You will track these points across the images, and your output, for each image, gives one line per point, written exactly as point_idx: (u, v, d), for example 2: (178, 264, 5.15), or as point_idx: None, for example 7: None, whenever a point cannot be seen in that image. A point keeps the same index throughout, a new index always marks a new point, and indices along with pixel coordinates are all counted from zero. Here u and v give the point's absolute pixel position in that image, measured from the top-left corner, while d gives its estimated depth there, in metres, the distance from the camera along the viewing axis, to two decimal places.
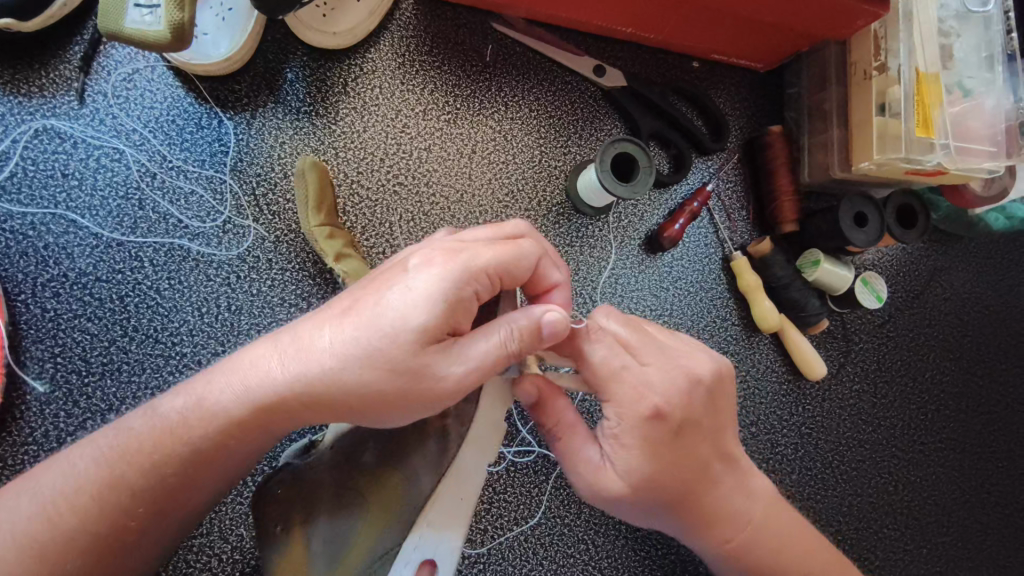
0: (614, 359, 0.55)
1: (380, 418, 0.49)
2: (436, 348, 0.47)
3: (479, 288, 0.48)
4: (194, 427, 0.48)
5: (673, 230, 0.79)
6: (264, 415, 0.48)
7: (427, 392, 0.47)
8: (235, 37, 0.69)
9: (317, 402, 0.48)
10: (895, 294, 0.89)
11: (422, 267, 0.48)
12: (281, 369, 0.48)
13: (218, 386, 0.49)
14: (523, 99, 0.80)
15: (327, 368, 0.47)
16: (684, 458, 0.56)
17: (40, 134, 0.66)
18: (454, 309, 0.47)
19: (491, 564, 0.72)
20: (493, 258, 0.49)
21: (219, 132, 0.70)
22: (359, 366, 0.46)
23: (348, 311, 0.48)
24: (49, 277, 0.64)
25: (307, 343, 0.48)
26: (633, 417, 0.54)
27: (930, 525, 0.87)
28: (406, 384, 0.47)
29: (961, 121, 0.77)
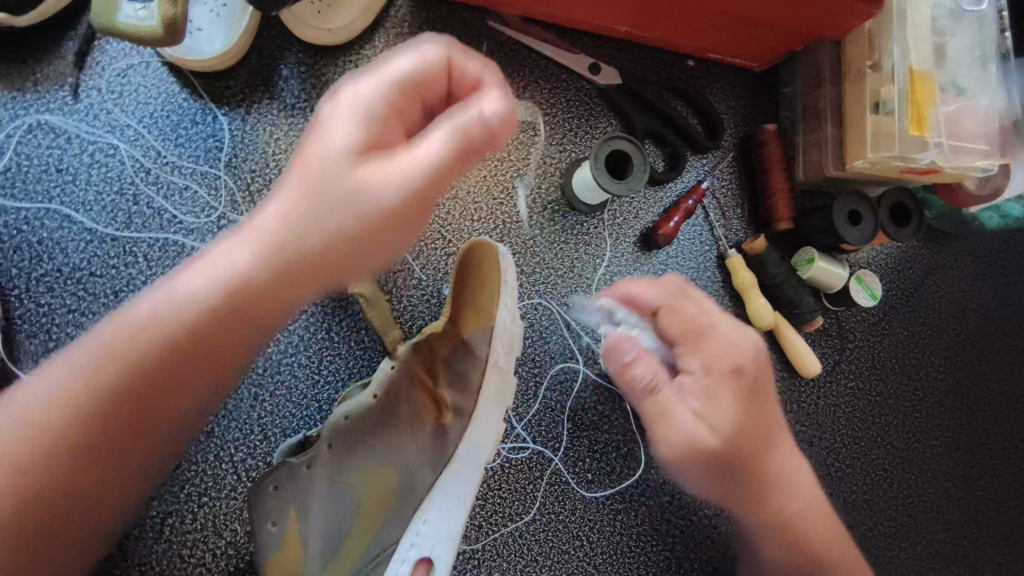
0: (704, 319, 0.64)
1: (343, 257, 0.47)
2: (380, 159, 0.47)
3: (396, 99, 0.48)
4: (147, 332, 0.46)
5: (668, 227, 0.79)
6: (228, 310, 0.46)
7: (381, 212, 0.47)
8: (229, 33, 0.69)
9: (284, 268, 0.46)
10: (890, 292, 0.90)
11: (334, 97, 0.48)
12: (241, 246, 0.46)
13: (165, 296, 0.46)
14: (518, 96, 0.80)
15: (284, 231, 0.46)
16: (761, 414, 0.64)
17: (35, 129, 0.66)
18: (383, 117, 0.47)
19: (485, 560, 0.72)
20: (404, 69, 0.48)
21: (214, 127, 0.70)
22: (313, 212, 0.46)
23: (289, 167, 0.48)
24: (42, 272, 0.64)
25: (261, 211, 0.48)
26: (720, 370, 0.62)
27: (926, 522, 0.87)
28: (351, 210, 0.46)
29: (955, 120, 0.77)
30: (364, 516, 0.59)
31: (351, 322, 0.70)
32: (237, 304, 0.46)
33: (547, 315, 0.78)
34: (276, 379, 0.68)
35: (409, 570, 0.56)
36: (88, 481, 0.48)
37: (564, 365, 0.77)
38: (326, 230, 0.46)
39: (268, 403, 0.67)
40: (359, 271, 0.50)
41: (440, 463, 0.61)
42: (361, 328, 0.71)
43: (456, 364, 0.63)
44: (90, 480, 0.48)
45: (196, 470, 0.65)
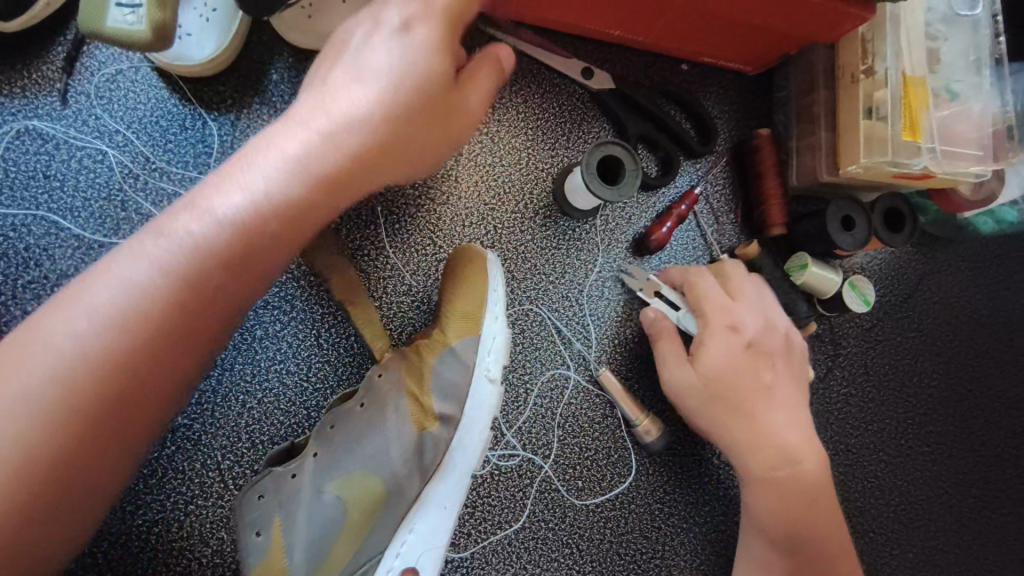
0: (713, 289, 0.74)
1: (401, 160, 0.54)
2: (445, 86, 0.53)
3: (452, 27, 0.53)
4: (210, 216, 0.47)
5: (660, 233, 0.79)
6: (297, 193, 0.49)
7: (439, 86, 0.52)
8: (220, 38, 0.68)
9: (359, 167, 0.51)
10: (884, 298, 0.89)
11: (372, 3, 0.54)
12: (310, 149, 0.50)
13: (219, 185, 0.49)
14: (510, 101, 0.80)
15: (347, 122, 0.51)
16: (754, 371, 0.71)
17: (22, 135, 0.66)
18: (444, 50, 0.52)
19: (474, 568, 0.71)
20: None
21: (203, 133, 0.70)
22: (371, 80, 0.51)
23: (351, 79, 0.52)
24: (29, 279, 0.64)
25: (321, 112, 0.51)
26: (719, 328, 0.72)
27: (917, 530, 0.87)
28: (412, 57, 0.51)
29: (949, 124, 0.77)
30: (349, 529, 0.59)
31: (341, 328, 0.70)
32: (296, 203, 0.49)
33: (538, 322, 0.78)
34: (266, 386, 0.68)
35: None
36: (140, 406, 0.46)
37: (554, 372, 0.77)
38: (384, 62, 0.51)
39: (257, 410, 0.67)
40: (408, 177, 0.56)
41: (427, 474, 0.61)
42: (350, 334, 0.70)
43: (444, 372, 0.62)
44: (114, 444, 0.46)
45: (184, 478, 0.65)
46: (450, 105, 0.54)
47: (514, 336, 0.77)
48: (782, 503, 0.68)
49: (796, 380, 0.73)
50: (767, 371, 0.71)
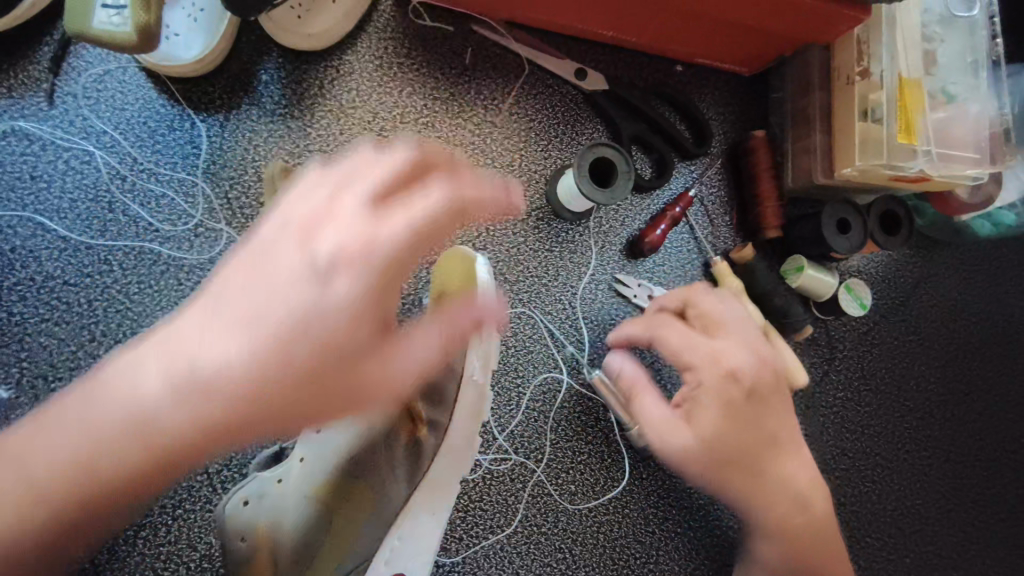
0: (689, 338, 0.69)
1: (295, 402, 0.42)
2: (367, 350, 0.43)
3: (393, 249, 0.42)
4: (119, 416, 0.41)
5: (653, 236, 0.79)
6: (169, 435, 0.40)
7: (343, 351, 0.42)
8: (207, 39, 0.68)
9: (224, 428, 0.41)
10: (880, 301, 0.89)
11: (331, 191, 0.43)
12: (170, 392, 0.40)
13: (135, 365, 0.42)
14: (502, 102, 0.79)
15: (229, 368, 0.40)
16: (759, 421, 0.67)
17: (8, 135, 0.65)
18: (382, 297, 0.43)
19: (465, 573, 0.71)
20: (421, 216, 0.43)
21: (192, 134, 0.69)
22: (280, 316, 0.41)
23: (245, 316, 0.41)
24: (15, 281, 0.64)
25: (200, 343, 0.41)
26: (713, 380, 0.66)
27: (914, 534, 0.86)
28: (325, 317, 0.41)
29: (945, 127, 0.76)
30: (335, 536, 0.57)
31: None
32: (154, 444, 0.41)
33: (530, 325, 0.77)
34: None
35: None
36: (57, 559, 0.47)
37: (547, 375, 0.77)
38: (299, 304, 0.41)
39: None
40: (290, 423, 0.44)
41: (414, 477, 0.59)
42: None
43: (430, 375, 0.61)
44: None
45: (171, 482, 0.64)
46: (350, 371, 0.42)
47: (506, 339, 0.76)
48: (779, 512, 0.70)
49: (784, 406, 0.70)
50: (772, 420, 0.68)
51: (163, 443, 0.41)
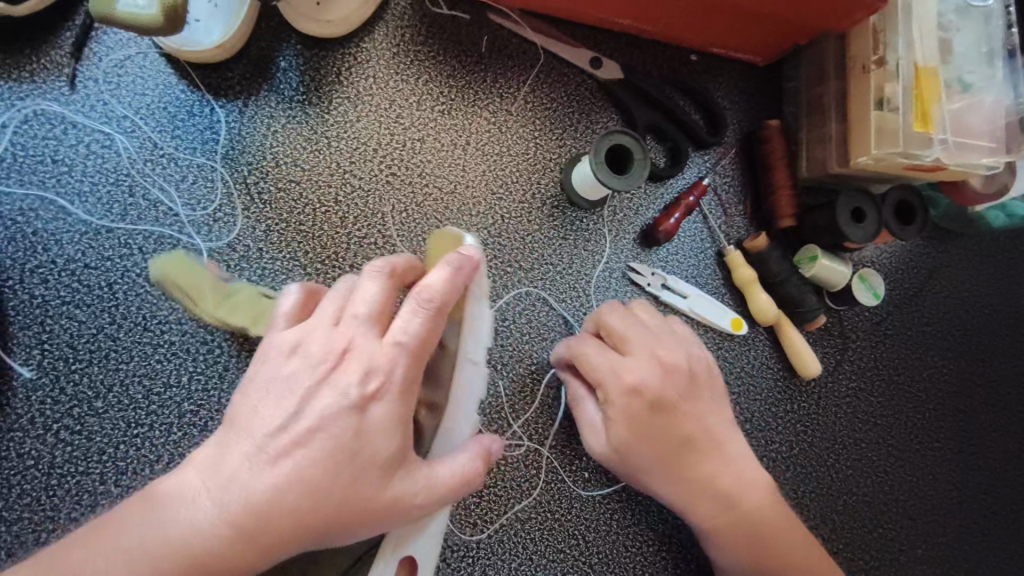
0: (597, 355, 0.67)
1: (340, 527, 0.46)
2: (403, 477, 0.47)
3: (404, 365, 0.48)
4: (177, 537, 0.44)
5: (668, 224, 0.79)
6: (227, 552, 0.44)
7: (375, 465, 0.46)
8: (227, 25, 0.68)
9: (280, 540, 0.45)
10: (893, 291, 0.89)
11: (334, 325, 0.49)
12: (225, 516, 0.44)
13: (193, 487, 0.45)
14: (518, 90, 0.79)
15: (275, 494, 0.45)
16: (673, 430, 0.65)
17: (30, 119, 0.66)
18: (403, 425, 0.48)
19: (480, 558, 0.71)
20: (422, 334, 0.49)
21: (211, 120, 0.70)
22: (316, 443, 0.46)
23: (283, 447, 0.46)
24: (37, 263, 0.64)
25: (245, 472, 0.45)
26: (619, 396, 0.64)
27: (925, 525, 0.86)
28: (362, 438, 0.46)
29: (961, 117, 0.76)
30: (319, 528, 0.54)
31: None
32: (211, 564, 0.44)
33: (545, 312, 0.77)
34: None
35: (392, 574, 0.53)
36: None
37: None
38: (332, 433, 0.46)
39: None
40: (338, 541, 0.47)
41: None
42: None
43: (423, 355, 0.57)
44: None
45: None
46: (383, 486, 0.46)
47: (520, 326, 0.76)
48: (726, 519, 0.66)
49: (709, 410, 0.68)
50: (686, 422, 0.66)
51: (229, 562, 0.44)
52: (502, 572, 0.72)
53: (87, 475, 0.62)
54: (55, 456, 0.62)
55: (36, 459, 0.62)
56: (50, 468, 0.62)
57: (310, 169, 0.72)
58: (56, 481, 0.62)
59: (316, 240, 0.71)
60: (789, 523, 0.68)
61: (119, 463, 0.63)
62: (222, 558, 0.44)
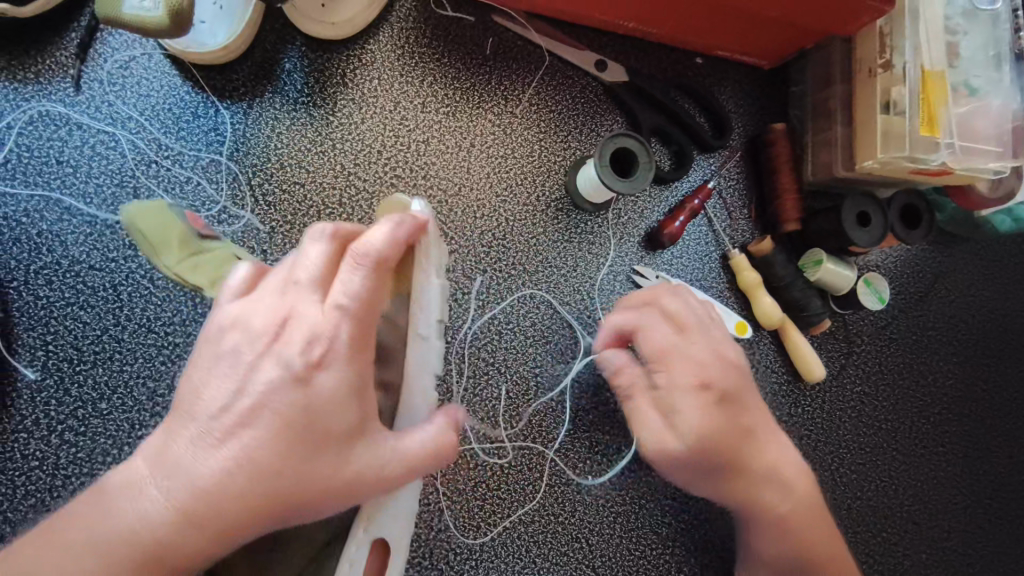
0: (661, 341, 0.67)
1: (296, 505, 0.45)
2: (357, 451, 0.46)
3: (347, 333, 0.47)
4: (124, 528, 0.43)
5: (673, 227, 0.78)
6: (179, 537, 0.43)
7: (329, 441, 0.46)
8: (232, 27, 0.68)
9: (234, 522, 0.44)
10: (898, 295, 0.88)
11: (277, 297, 0.48)
12: (173, 502, 0.44)
13: (141, 476, 0.45)
14: (522, 93, 0.79)
15: (224, 476, 0.44)
16: (736, 423, 0.65)
17: (35, 119, 0.66)
18: (352, 396, 0.46)
19: (483, 561, 0.71)
20: (364, 300, 0.47)
21: (216, 121, 0.70)
22: (261, 419, 0.45)
23: (232, 427, 0.45)
24: (41, 264, 0.64)
25: (191, 457, 0.45)
26: (684, 385, 0.64)
27: (930, 530, 0.85)
28: (309, 410, 0.45)
29: (968, 121, 0.76)
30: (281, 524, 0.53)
31: None
32: (160, 550, 0.43)
33: (549, 315, 0.77)
34: None
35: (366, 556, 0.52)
36: None
37: (566, 365, 0.77)
38: (277, 407, 0.45)
39: None
40: (298, 519, 0.46)
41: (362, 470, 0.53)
42: None
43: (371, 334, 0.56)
44: None
45: None
46: (339, 461, 0.46)
47: (525, 329, 0.76)
48: (788, 513, 0.66)
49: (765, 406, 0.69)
50: (747, 415, 0.66)
51: (183, 547, 0.43)
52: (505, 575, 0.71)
53: (91, 476, 0.62)
54: (59, 457, 0.62)
55: (41, 460, 0.62)
56: (54, 470, 0.62)
57: (315, 170, 0.72)
58: (60, 483, 0.62)
59: None
60: (838, 534, 0.69)
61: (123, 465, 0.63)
62: (173, 545, 0.43)
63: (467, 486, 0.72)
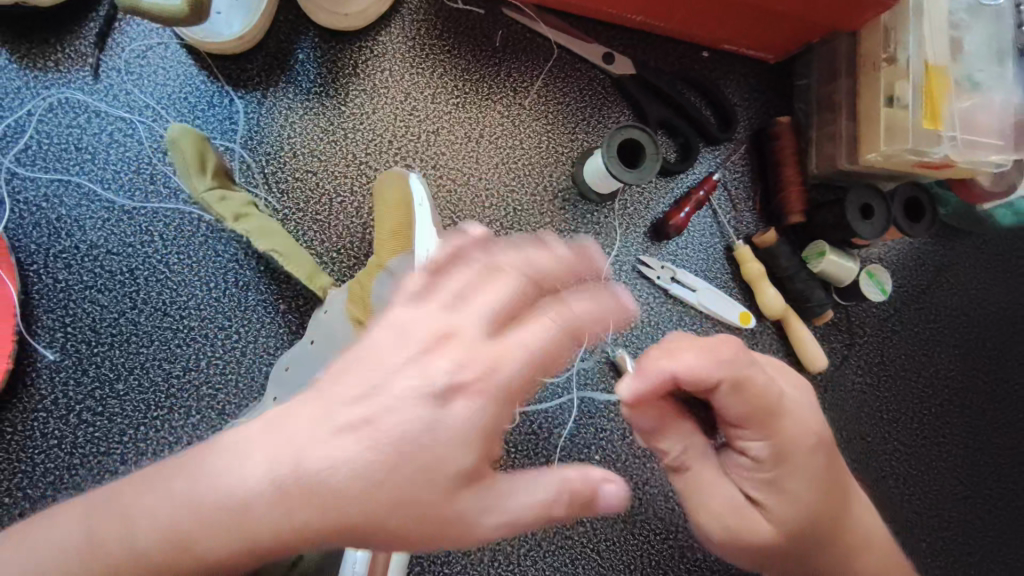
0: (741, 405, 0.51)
1: (383, 532, 0.39)
2: (477, 495, 0.41)
3: (516, 371, 0.42)
4: (214, 495, 0.38)
5: (678, 219, 0.80)
6: (272, 516, 0.38)
7: (448, 476, 0.40)
8: (248, 18, 0.70)
9: (330, 527, 0.38)
10: (900, 288, 0.90)
11: (447, 310, 0.43)
12: (270, 480, 0.38)
13: (251, 441, 0.39)
14: (531, 85, 0.80)
15: (336, 477, 0.39)
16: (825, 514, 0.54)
17: (55, 107, 0.67)
18: (488, 440, 0.41)
19: (489, 544, 0.73)
20: (545, 346, 0.43)
21: (230, 110, 0.71)
22: (380, 427, 0.40)
23: (355, 421, 0.39)
24: (60, 248, 0.66)
25: (306, 438, 0.39)
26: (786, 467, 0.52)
27: (929, 519, 0.87)
28: (434, 434, 0.40)
29: (972, 115, 0.76)
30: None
31: None
32: (236, 537, 0.38)
33: None
34: None
35: None
36: None
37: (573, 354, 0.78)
38: (407, 417, 0.40)
39: None
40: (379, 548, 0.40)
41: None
42: None
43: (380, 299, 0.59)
44: None
45: None
46: (447, 500, 0.40)
47: None
48: None
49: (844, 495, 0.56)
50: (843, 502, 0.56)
51: (268, 537, 0.38)
52: (510, 557, 0.73)
53: (108, 455, 0.64)
54: (77, 436, 0.64)
55: (59, 439, 0.63)
56: (72, 448, 0.63)
57: (327, 160, 0.73)
58: (78, 461, 0.63)
59: (332, 229, 0.72)
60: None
61: (138, 444, 0.65)
62: (261, 529, 0.38)
63: None
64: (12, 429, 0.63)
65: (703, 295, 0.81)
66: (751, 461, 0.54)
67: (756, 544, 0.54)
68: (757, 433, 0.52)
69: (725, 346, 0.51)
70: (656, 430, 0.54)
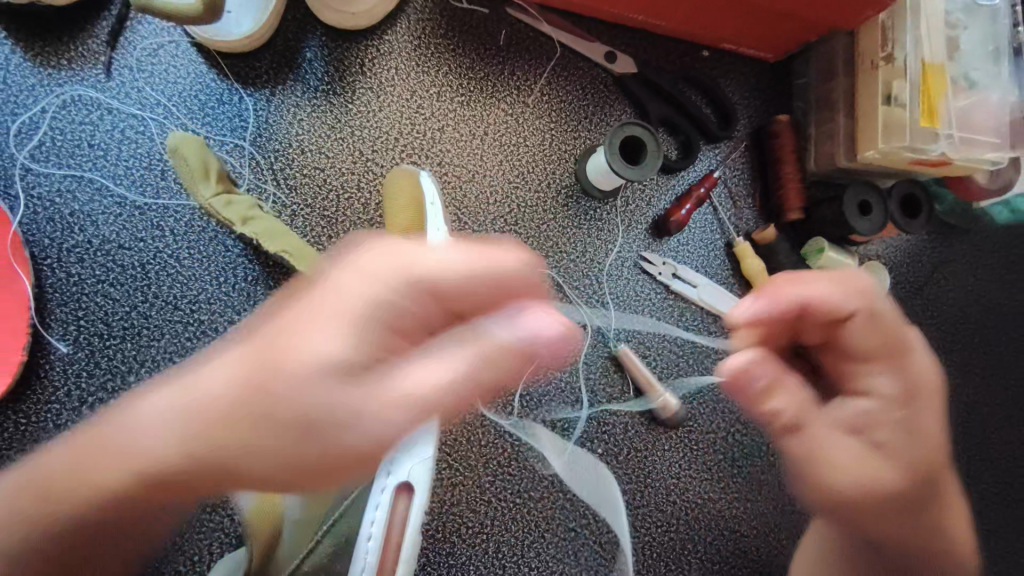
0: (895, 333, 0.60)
1: (328, 397, 0.46)
2: (381, 371, 0.48)
3: (474, 284, 0.52)
4: (191, 395, 0.48)
5: (679, 215, 0.81)
6: (227, 391, 0.47)
7: (335, 373, 0.46)
8: (257, 16, 0.71)
9: (263, 400, 0.46)
10: (897, 284, 0.91)
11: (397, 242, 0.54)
12: (224, 373, 0.48)
13: (224, 359, 0.50)
14: (535, 83, 0.82)
15: (290, 354, 0.47)
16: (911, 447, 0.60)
17: (68, 104, 0.68)
18: (419, 321, 0.52)
19: (493, 535, 0.74)
20: (490, 269, 0.53)
21: (240, 107, 0.72)
22: (330, 315, 0.48)
23: (312, 313, 0.48)
24: (73, 243, 0.67)
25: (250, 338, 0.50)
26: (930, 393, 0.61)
27: None
28: (394, 309, 0.50)
29: (968, 113, 0.78)
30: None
31: None
32: (207, 411, 0.47)
33: (559, 299, 0.80)
34: None
35: (390, 496, 0.61)
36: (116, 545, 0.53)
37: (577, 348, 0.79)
38: (387, 307, 0.50)
39: None
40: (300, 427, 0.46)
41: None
42: None
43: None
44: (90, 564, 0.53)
45: None
46: (388, 374, 0.48)
47: None
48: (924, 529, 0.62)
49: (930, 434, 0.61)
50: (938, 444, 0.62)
51: (223, 413, 0.47)
52: (514, 549, 0.74)
53: None
54: None
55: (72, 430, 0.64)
56: None
57: (334, 156, 0.74)
58: None
59: (339, 225, 0.73)
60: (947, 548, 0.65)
61: None
62: (219, 403, 0.47)
63: (478, 462, 0.74)
64: (26, 420, 0.64)
65: (705, 292, 0.82)
66: (878, 400, 0.59)
67: (882, 480, 0.59)
68: (882, 364, 0.59)
69: (856, 279, 0.59)
70: (766, 386, 0.58)
